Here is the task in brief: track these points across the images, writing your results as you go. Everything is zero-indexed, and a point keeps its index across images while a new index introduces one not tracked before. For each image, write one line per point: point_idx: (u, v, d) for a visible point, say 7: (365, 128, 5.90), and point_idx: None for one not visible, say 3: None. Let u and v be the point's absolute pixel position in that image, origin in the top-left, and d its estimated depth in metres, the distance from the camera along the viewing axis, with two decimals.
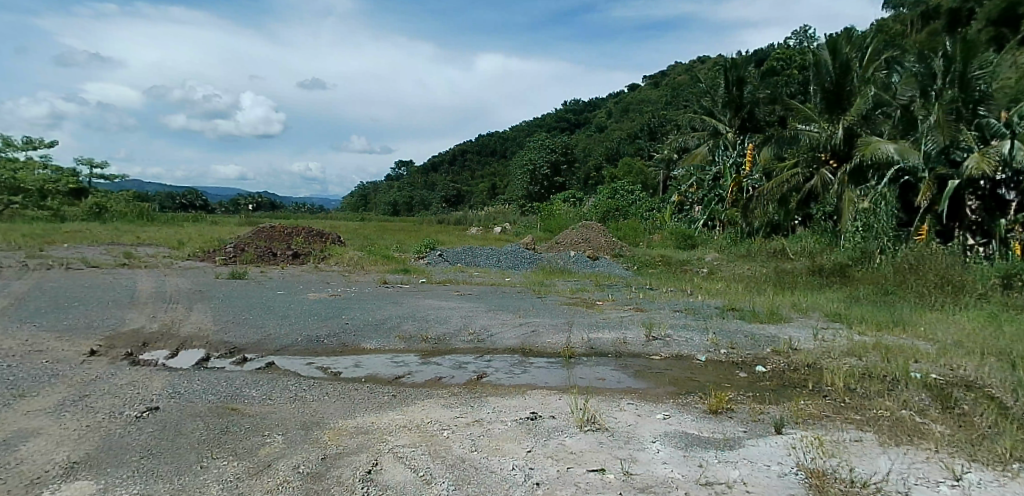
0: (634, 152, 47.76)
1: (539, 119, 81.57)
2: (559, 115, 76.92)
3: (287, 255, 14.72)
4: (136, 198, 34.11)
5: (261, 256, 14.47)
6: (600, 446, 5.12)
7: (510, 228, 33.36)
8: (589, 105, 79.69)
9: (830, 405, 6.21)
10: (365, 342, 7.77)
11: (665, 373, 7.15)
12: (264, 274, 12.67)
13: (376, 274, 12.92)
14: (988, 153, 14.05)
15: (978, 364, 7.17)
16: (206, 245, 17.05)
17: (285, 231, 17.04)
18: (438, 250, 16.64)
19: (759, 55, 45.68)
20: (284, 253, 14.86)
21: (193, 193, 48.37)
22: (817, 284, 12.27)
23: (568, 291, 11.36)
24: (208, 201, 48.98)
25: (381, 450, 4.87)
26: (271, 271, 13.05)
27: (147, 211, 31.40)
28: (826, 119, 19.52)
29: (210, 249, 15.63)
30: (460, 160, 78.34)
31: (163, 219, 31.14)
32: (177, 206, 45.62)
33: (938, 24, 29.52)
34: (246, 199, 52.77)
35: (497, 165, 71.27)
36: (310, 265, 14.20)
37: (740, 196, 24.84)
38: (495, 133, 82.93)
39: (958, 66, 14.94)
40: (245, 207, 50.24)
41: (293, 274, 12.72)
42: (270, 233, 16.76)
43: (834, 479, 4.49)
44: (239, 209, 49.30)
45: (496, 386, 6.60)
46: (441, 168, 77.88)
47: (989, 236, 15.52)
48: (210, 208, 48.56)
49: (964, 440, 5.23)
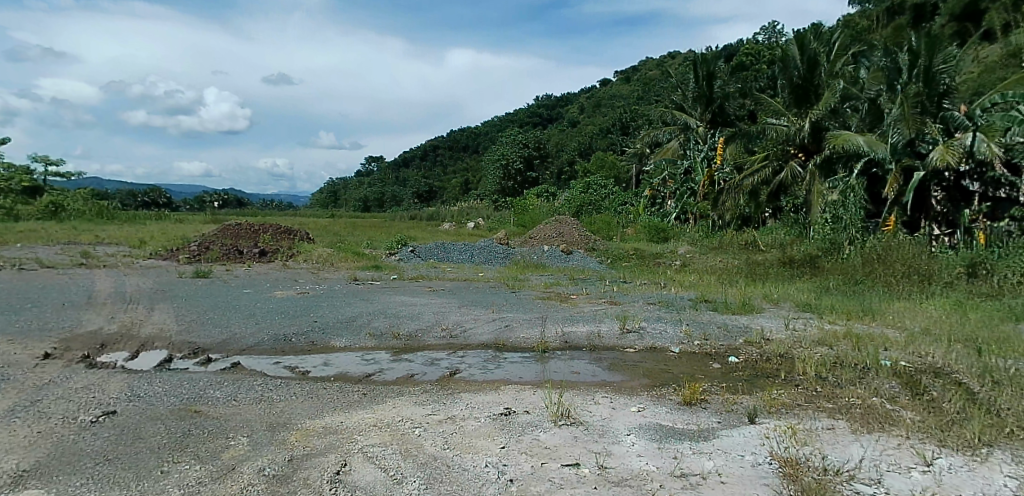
0: (606, 147, 47.96)
1: (512, 114, 81.50)
2: (531, 110, 76.94)
3: (253, 253, 14.39)
4: (95, 195, 33.26)
5: (227, 254, 14.14)
6: (575, 440, 5.06)
7: (483, 223, 33.26)
8: (562, 99, 80.08)
9: (802, 394, 6.24)
10: (334, 340, 7.61)
11: (639, 365, 7.12)
12: (229, 272, 12.41)
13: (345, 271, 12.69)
14: (952, 145, 14.38)
15: (945, 351, 7.30)
16: (168, 244, 16.61)
17: (251, 229, 16.72)
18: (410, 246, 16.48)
19: (730, 50, 46.39)
20: (250, 250, 14.52)
21: (156, 191, 47.07)
22: (788, 275, 12.42)
23: (542, 285, 11.30)
24: (172, 199, 47.70)
25: (350, 450, 4.75)
26: (237, 269, 12.73)
27: (105, 209, 30.41)
28: (795, 113, 19.72)
29: (173, 247, 15.20)
30: (431, 154, 77.95)
31: (124, 216, 30.34)
32: (139, 204, 44.44)
33: (904, 19, 30.38)
34: (212, 197, 51.55)
35: (470, 160, 71.03)
36: (277, 264, 13.87)
37: (711, 189, 25.24)
38: (468, 128, 82.61)
39: (923, 60, 15.10)
40: (210, 203, 49.05)
41: (260, 273, 12.35)
42: (236, 231, 16.41)
43: (808, 468, 4.49)
44: (205, 206, 48.03)
45: (469, 382, 6.51)
46: (413, 163, 77.41)
47: (954, 227, 15.78)
48: (175, 206, 47.44)
49: (934, 425, 5.29)
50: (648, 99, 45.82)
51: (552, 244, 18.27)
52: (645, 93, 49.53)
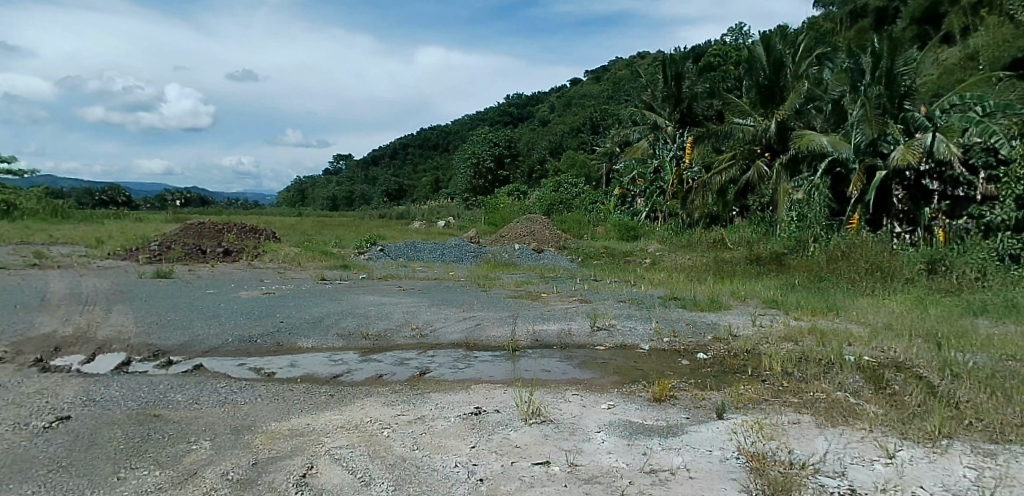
0: (577, 146, 48.30)
1: (482, 113, 81.26)
2: (502, 108, 76.87)
3: (217, 253, 14.12)
4: (49, 193, 32.11)
5: (189, 254, 13.84)
6: (545, 439, 5.04)
7: (454, 222, 33.12)
8: (533, 98, 80.35)
9: (769, 389, 6.33)
10: (301, 340, 7.48)
11: (609, 363, 7.14)
12: (192, 272, 12.13)
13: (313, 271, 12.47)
14: (912, 145, 14.80)
15: (907, 346, 7.48)
16: (127, 244, 16.14)
17: (215, 228, 16.40)
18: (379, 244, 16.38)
19: (699, 51, 47.13)
20: (214, 250, 14.24)
21: (115, 189, 45.69)
22: (755, 272, 12.63)
23: (513, 284, 11.28)
24: (132, 197, 46.31)
25: (317, 452, 4.66)
26: (200, 269, 12.46)
27: (60, 208, 29.41)
28: (761, 113, 20.06)
29: (132, 247, 14.79)
30: (402, 153, 77.40)
31: (80, 215, 29.36)
32: (97, 202, 43.11)
33: (866, 22, 31.28)
34: (174, 195, 50.23)
35: (441, 158, 70.69)
36: (242, 263, 13.59)
37: (680, 188, 25.50)
38: (438, 127, 82.08)
39: (885, 63, 15.48)
40: (172, 202, 47.77)
41: (224, 273, 12.11)
42: (199, 230, 16.06)
43: (774, 462, 4.54)
44: (167, 204, 46.75)
45: (439, 381, 6.45)
46: (383, 162, 76.73)
47: (914, 224, 16.31)
48: (135, 205, 46.07)
49: (896, 418, 5.40)
50: (619, 99, 46.24)
51: (522, 243, 18.25)
52: (616, 92, 50.00)
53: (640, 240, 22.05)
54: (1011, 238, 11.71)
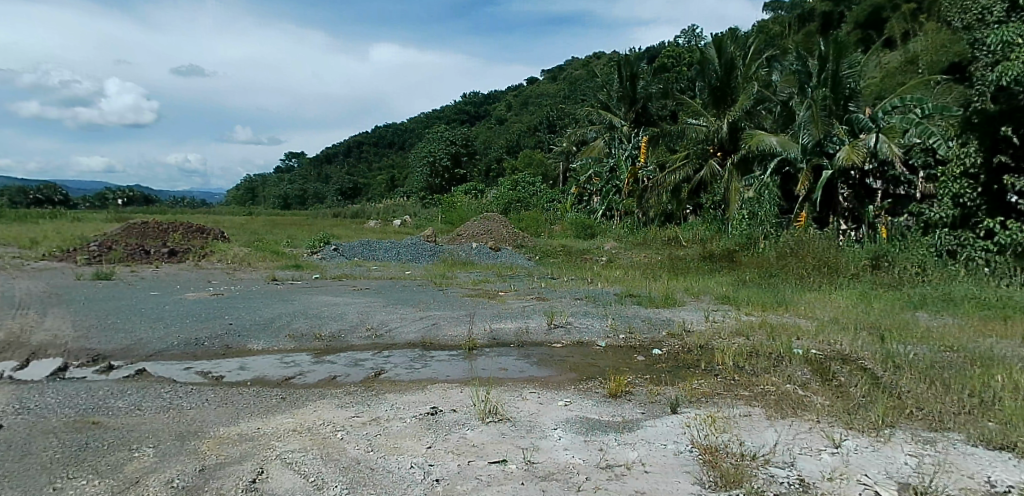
0: (534, 145, 48.51)
1: (440, 111, 80.80)
2: (459, 107, 76.62)
3: (161, 253, 13.65)
4: None
5: (132, 254, 13.34)
6: (503, 437, 5.02)
7: (411, 221, 32.80)
8: (490, 97, 80.39)
9: (721, 383, 6.46)
10: (250, 343, 7.28)
11: (566, 360, 7.17)
12: (134, 273, 11.67)
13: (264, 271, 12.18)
14: (857, 145, 15.34)
15: (851, 339, 7.75)
16: (64, 244, 15.42)
17: (160, 228, 15.85)
18: (333, 243, 16.10)
19: (653, 52, 47.97)
20: (158, 250, 13.76)
21: (51, 187, 43.50)
22: (708, 269, 12.90)
23: (470, 282, 11.23)
24: (70, 196, 44.18)
25: (267, 457, 4.53)
26: (143, 270, 12.00)
27: None
28: (713, 114, 20.49)
29: (70, 247, 14.16)
30: (356, 151, 76.21)
31: (10, 215, 27.83)
32: (31, 201, 40.96)
33: (813, 26, 32.36)
34: (116, 194, 48.15)
35: (397, 156, 69.99)
36: (189, 264, 13.16)
37: (636, 187, 25.86)
38: (394, 124, 81.21)
39: (831, 66, 15.93)
40: (114, 201, 45.76)
41: (168, 274, 11.71)
42: (142, 230, 15.49)
43: (726, 454, 4.63)
44: (108, 204, 44.77)
45: (394, 382, 6.36)
46: (336, 159, 75.43)
47: (859, 222, 16.94)
48: (73, 204, 43.95)
49: (842, 409, 5.58)
50: (575, 99, 46.66)
51: (479, 242, 18.19)
52: (572, 92, 50.45)
53: (596, 238, 22.29)
54: (948, 235, 12.31)
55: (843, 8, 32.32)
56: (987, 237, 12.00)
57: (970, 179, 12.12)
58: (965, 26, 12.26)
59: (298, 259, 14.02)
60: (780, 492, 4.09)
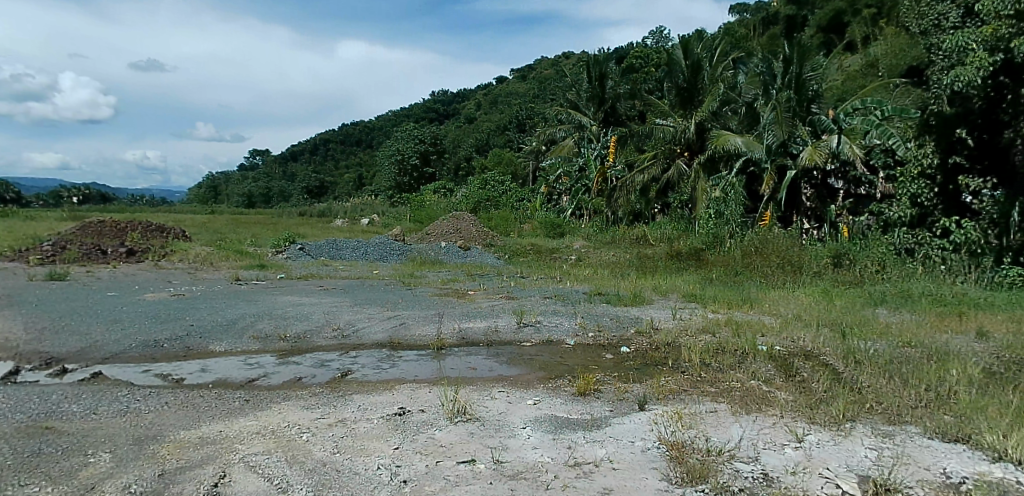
0: (503, 143, 48.55)
1: (409, 109, 80.31)
2: (429, 105, 76.25)
3: (119, 253, 13.27)
4: None
5: (87, 254, 12.94)
6: (471, 437, 5.00)
7: (379, 219, 32.49)
8: (459, 95, 80.21)
9: (688, 380, 6.54)
10: (213, 344, 7.12)
11: (535, 359, 7.17)
12: (90, 274, 11.32)
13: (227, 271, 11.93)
14: (819, 146, 15.71)
15: (814, 335, 7.92)
16: (15, 244, 14.86)
17: (117, 226, 15.40)
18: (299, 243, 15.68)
19: (622, 52, 48.46)
20: (115, 250, 13.37)
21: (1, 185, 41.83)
22: (675, 267, 13.08)
23: (439, 282, 11.19)
24: (21, 194, 42.55)
25: (229, 460, 4.43)
26: (99, 270, 11.64)
27: None
28: (680, 114, 20.75)
29: (21, 247, 13.67)
30: (322, 148, 75.02)
31: None
32: None
33: (778, 29, 33.09)
34: (71, 191, 46.52)
35: (365, 154, 69.31)
36: (148, 264, 12.81)
37: (605, 186, 26.00)
38: (362, 122, 80.38)
39: (795, 68, 16.27)
40: (69, 199, 44.22)
41: (126, 274, 11.39)
42: (99, 229, 15.04)
43: (692, 450, 4.67)
44: (62, 202, 43.24)
45: (361, 383, 6.28)
46: (302, 156, 74.26)
47: (822, 221, 17.41)
48: (25, 201, 42.30)
49: (804, 404, 5.70)
50: (545, 98, 46.86)
51: (449, 241, 18.13)
52: (542, 91, 50.71)
53: (565, 237, 22.38)
54: (906, 234, 12.70)
55: (806, 11, 33.07)
56: (942, 235, 12.44)
57: (926, 179, 12.52)
58: (922, 32, 12.70)
59: (261, 259, 13.76)
60: (745, 487, 4.15)
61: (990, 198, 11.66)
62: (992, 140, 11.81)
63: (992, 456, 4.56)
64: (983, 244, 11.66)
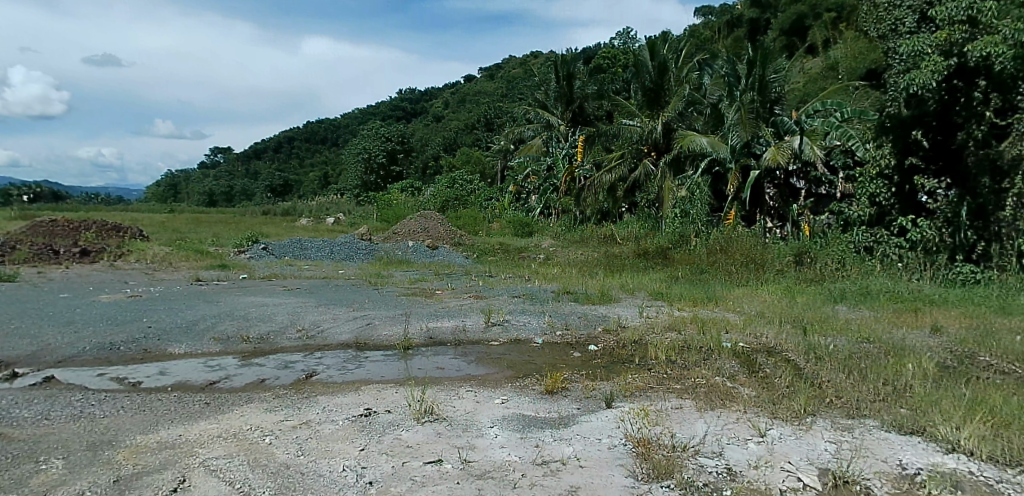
0: (471, 142, 48.53)
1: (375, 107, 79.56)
2: (396, 103, 75.71)
3: (72, 253, 12.84)
4: None
5: (38, 255, 12.48)
6: (438, 437, 4.97)
7: (344, 218, 32.06)
8: (427, 93, 79.87)
9: (654, 377, 6.61)
10: (171, 347, 6.93)
11: (503, 358, 7.17)
12: (41, 275, 10.92)
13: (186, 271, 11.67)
14: (782, 147, 16.05)
15: (776, 332, 8.09)
16: None
17: (70, 226, 14.90)
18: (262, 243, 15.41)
19: (589, 52, 48.89)
20: (68, 250, 12.92)
21: None
22: (642, 266, 13.23)
23: (407, 281, 11.12)
24: None
25: (189, 464, 4.33)
26: (51, 271, 11.24)
27: None
28: (647, 114, 20.98)
29: None
30: (286, 146, 73.86)
31: None
32: None
33: (741, 31, 33.79)
34: (20, 189, 44.73)
35: (331, 152, 68.45)
36: (103, 264, 12.42)
37: (573, 185, 26.13)
38: (328, 119, 79.28)
39: (758, 70, 16.61)
40: (18, 198, 42.54)
41: (80, 275, 11.02)
42: (51, 229, 14.53)
43: (658, 446, 4.73)
44: (11, 200, 41.55)
45: (326, 384, 6.20)
46: (265, 154, 72.92)
47: (784, 220, 17.73)
48: None
49: (767, 399, 5.81)
50: (513, 97, 46.98)
51: (416, 240, 18.01)
52: (510, 90, 50.84)
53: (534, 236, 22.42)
54: (865, 232, 12.93)
55: (768, 15, 33.90)
56: (899, 234, 12.74)
57: (885, 180, 12.86)
58: (880, 36, 13.02)
59: (223, 259, 13.46)
60: (709, 482, 4.21)
61: (944, 198, 12.20)
62: (945, 141, 12.12)
63: (946, 448, 4.70)
64: (937, 243, 12.06)
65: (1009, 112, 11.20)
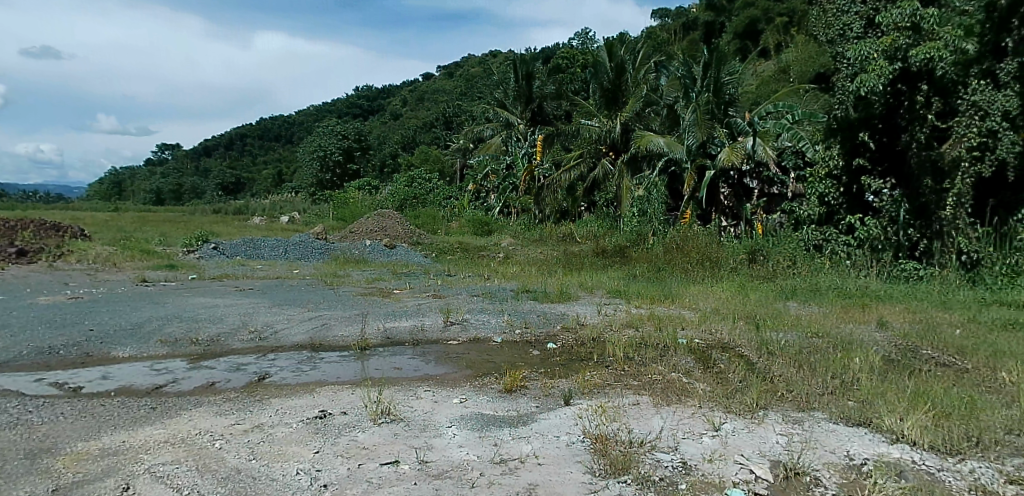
0: (429, 140, 48.25)
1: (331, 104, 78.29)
2: (353, 100, 74.66)
3: (7, 254, 12.23)
4: None
5: None
6: (395, 437, 4.91)
7: (299, 217, 31.42)
8: (385, 91, 79.07)
9: (612, 374, 6.68)
10: (115, 350, 6.68)
11: (462, 357, 7.14)
12: None
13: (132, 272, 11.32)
14: (736, 148, 16.48)
15: (730, 328, 8.28)
16: None
17: (5, 225, 14.19)
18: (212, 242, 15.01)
19: (548, 52, 49.20)
20: (3, 251, 12.31)
21: None
22: (600, 264, 13.36)
23: (364, 281, 10.98)
24: None
25: (134, 471, 4.17)
26: None
27: None
28: (606, 115, 21.21)
29: None
30: (238, 143, 72.02)
31: None
32: None
33: (697, 33, 34.53)
34: None
35: (286, 150, 67.06)
36: (42, 265, 11.90)
37: (532, 184, 26.19)
38: (283, 117, 77.65)
39: (713, 72, 16.99)
40: None
41: (17, 276, 10.51)
42: None
43: (616, 442, 4.77)
44: None
45: (279, 386, 6.06)
46: (217, 151, 70.90)
47: (738, 219, 18.21)
48: None
49: (721, 394, 5.94)
50: (472, 96, 46.92)
51: (373, 239, 17.79)
52: (469, 89, 50.76)
53: (494, 236, 22.42)
54: (816, 230, 13.43)
55: (723, 18, 34.75)
56: (847, 232, 13.28)
57: (834, 180, 13.40)
58: (829, 40, 13.36)
59: (171, 259, 13.04)
60: (665, 476, 4.27)
61: (889, 198, 12.57)
62: (890, 143, 12.57)
63: (891, 438, 4.88)
64: (882, 240, 12.52)
65: (949, 116, 11.64)
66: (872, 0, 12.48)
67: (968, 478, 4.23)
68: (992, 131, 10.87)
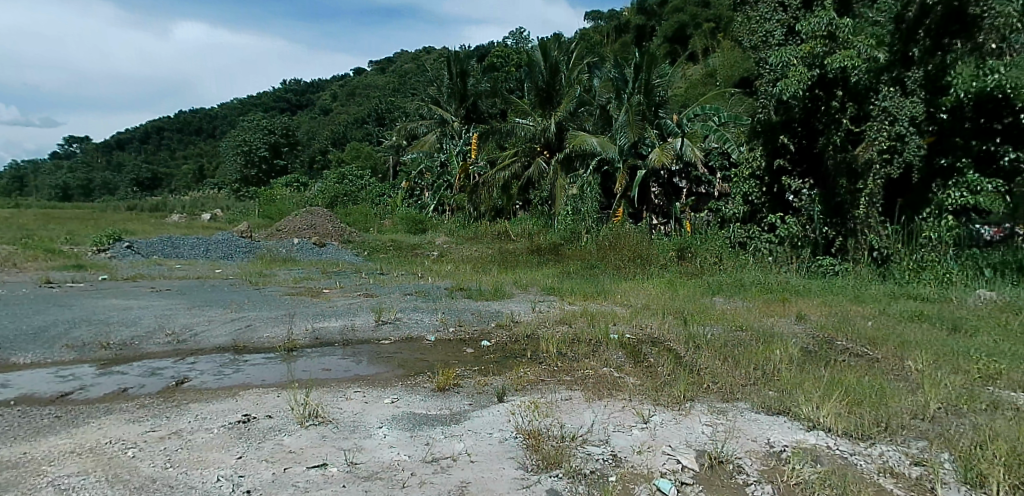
0: (361, 137, 47.38)
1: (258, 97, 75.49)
2: (280, 93, 72.27)
3: None
4: None
5: None
6: (323, 440, 4.79)
7: (223, 215, 30.12)
8: (315, 85, 77.00)
9: (545, 370, 6.74)
10: (14, 357, 6.21)
11: (394, 357, 7.04)
12: None
13: (35, 273, 10.57)
14: (666, 148, 17.03)
15: (660, 322, 8.52)
16: None
17: None
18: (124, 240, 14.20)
19: (483, 50, 49.28)
20: None
21: None
22: (535, 262, 13.47)
23: (292, 280, 10.65)
24: None
25: (35, 485, 3.88)
26: None
27: None
28: (541, 114, 21.39)
29: None
30: (156, 137, 68.29)
31: None
32: None
33: (629, 36, 35.38)
34: None
35: (208, 144, 64.16)
36: None
37: (467, 182, 26.09)
38: (207, 110, 74.33)
39: (644, 75, 17.44)
40: None
41: None
42: None
43: (548, 437, 4.82)
44: None
45: (199, 390, 5.79)
46: (132, 145, 66.96)
47: (667, 217, 18.79)
48: None
49: (650, 387, 6.09)
50: (405, 92, 46.38)
51: (301, 238, 17.28)
52: (402, 85, 50.17)
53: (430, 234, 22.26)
54: (740, 228, 14.03)
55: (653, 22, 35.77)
56: (769, 230, 13.92)
57: (757, 180, 13.98)
58: (752, 46, 13.95)
59: (79, 259, 12.24)
60: (595, 469, 4.34)
61: (808, 197, 13.24)
62: (809, 145, 13.22)
63: (807, 425, 5.14)
64: (802, 237, 13.20)
65: (863, 121, 12.23)
66: (792, 9, 13.13)
67: (877, 461, 4.51)
68: (900, 135, 11.87)
